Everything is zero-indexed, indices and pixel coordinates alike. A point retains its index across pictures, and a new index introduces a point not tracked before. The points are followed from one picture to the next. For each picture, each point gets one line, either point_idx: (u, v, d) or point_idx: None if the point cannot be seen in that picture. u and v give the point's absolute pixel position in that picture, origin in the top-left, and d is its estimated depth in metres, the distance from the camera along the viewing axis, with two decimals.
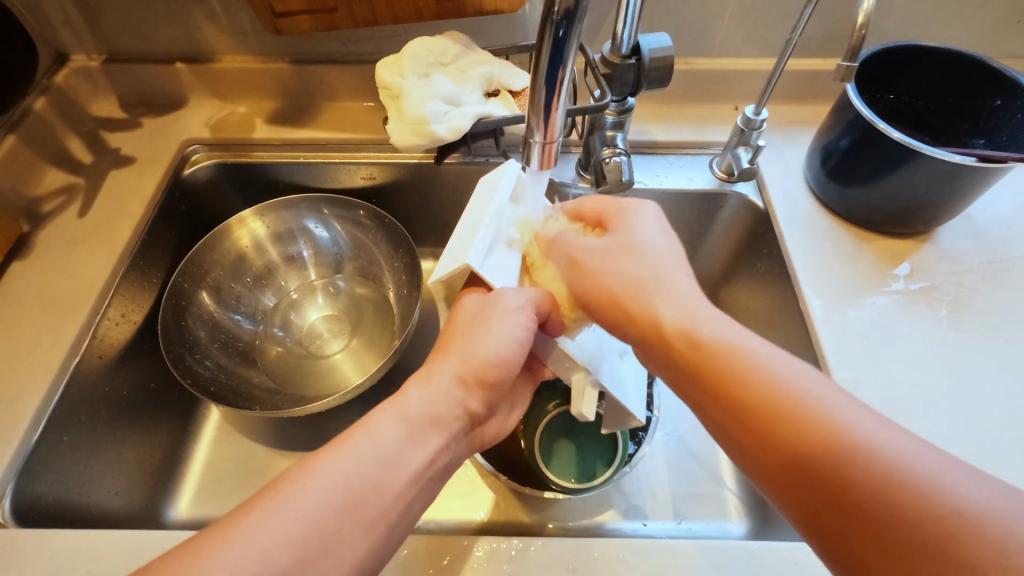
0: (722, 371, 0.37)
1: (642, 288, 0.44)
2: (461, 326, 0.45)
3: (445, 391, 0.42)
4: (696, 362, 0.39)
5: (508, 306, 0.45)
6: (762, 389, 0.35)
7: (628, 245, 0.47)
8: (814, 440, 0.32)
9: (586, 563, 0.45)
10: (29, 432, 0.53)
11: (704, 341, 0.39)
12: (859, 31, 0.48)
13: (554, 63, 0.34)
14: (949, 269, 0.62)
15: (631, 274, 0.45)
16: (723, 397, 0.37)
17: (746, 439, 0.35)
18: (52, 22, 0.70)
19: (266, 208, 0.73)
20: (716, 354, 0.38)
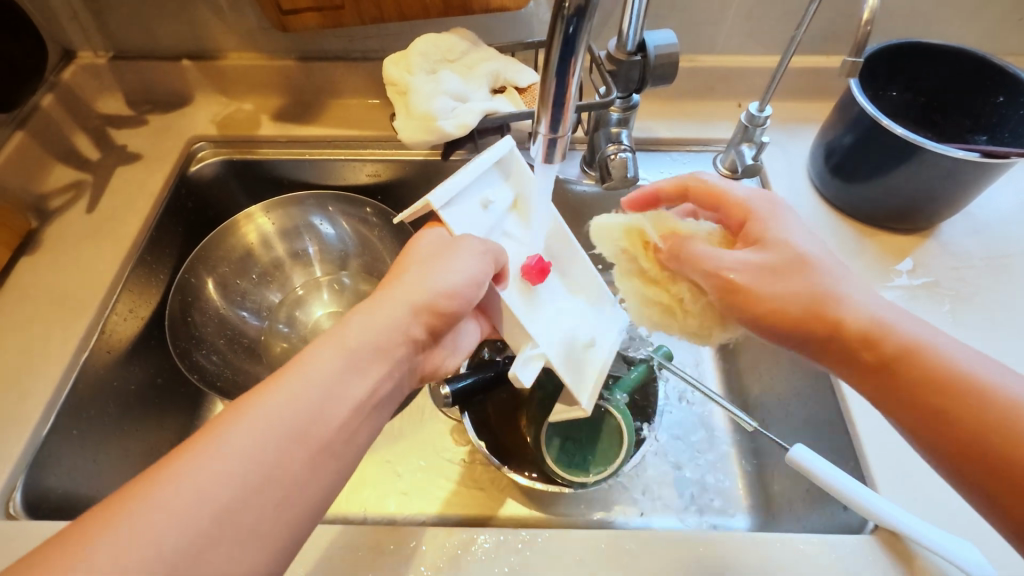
0: (910, 363, 0.39)
1: (821, 294, 0.43)
2: (413, 261, 0.45)
3: (388, 317, 0.41)
4: (869, 350, 0.41)
5: (465, 243, 0.44)
6: (957, 381, 0.37)
7: (814, 252, 0.45)
8: (1017, 433, 0.34)
9: (593, 554, 0.45)
10: (40, 424, 0.53)
11: (884, 332, 0.40)
12: (865, 27, 0.48)
13: (564, 58, 0.35)
14: (952, 264, 0.63)
15: (816, 280, 0.43)
16: (908, 390, 0.39)
17: (933, 433, 0.37)
18: (60, 19, 0.70)
19: (273, 204, 0.73)
20: (901, 349, 0.40)
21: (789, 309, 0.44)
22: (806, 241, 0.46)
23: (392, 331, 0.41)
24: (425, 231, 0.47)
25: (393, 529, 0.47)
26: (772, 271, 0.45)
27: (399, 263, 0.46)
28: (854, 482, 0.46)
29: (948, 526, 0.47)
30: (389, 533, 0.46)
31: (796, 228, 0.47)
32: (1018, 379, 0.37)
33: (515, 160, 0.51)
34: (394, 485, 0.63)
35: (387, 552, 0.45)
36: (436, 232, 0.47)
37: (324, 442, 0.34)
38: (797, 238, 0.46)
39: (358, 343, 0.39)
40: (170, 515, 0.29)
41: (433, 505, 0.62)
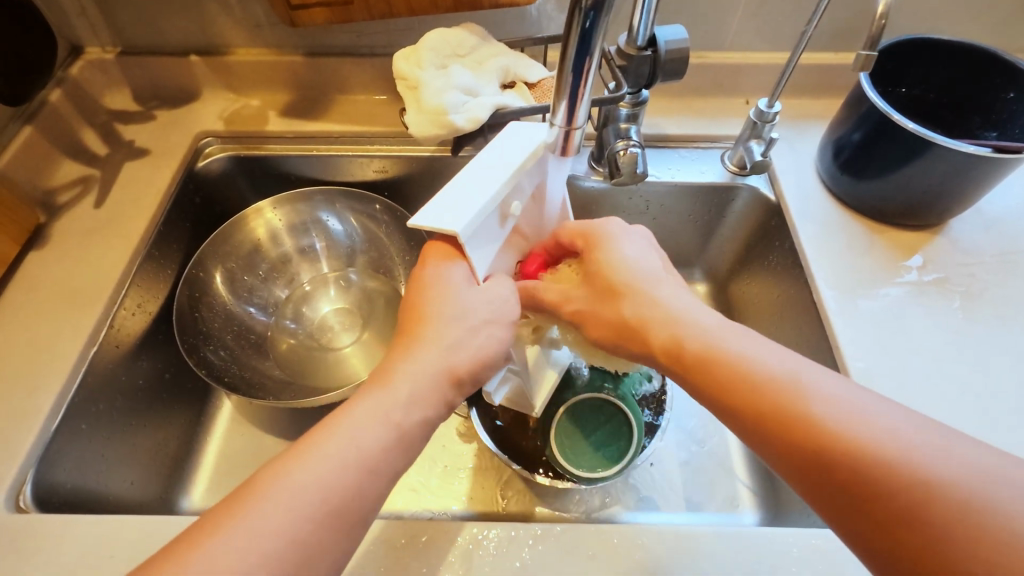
0: (731, 383, 0.37)
1: (648, 320, 0.42)
2: (443, 315, 0.42)
3: (427, 384, 0.40)
4: (698, 371, 0.39)
5: (501, 304, 0.44)
6: (783, 398, 0.35)
7: (633, 275, 0.44)
8: (836, 443, 0.32)
9: (604, 549, 0.45)
10: (49, 419, 0.53)
11: (714, 351, 0.39)
12: (879, 20, 0.48)
13: (580, 53, 0.35)
14: (962, 260, 0.63)
15: (641, 305, 0.42)
16: (737, 412, 0.37)
17: (778, 455, 0.35)
18: (68, 14, 0.70)
19: (282, 199, 0.73)
20: (727, 365, 0.38)
21: (634, 335, 0.43)
22: (626, 263, 0.45)
23: (436, 396, 0.40)
24: (447, 263, 0.43)
25: (404, 523, 0.46)
26: (618, 298, 0.44)
27: (420, 314, 0.42)
28: None
29: None
30: (401, 527, 0.46)
31: (620, 245, 0.46)
32: (838, 382, 0.35)
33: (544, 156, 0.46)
34: (402, 482, 0.63)
35: (398, 547, 0.45)
36: (457, 268, 0.43)
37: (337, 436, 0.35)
38: (612, 260, 0.45)
39: (398, 416, 0.38)
40: None
41: (441, 501, 0.62)
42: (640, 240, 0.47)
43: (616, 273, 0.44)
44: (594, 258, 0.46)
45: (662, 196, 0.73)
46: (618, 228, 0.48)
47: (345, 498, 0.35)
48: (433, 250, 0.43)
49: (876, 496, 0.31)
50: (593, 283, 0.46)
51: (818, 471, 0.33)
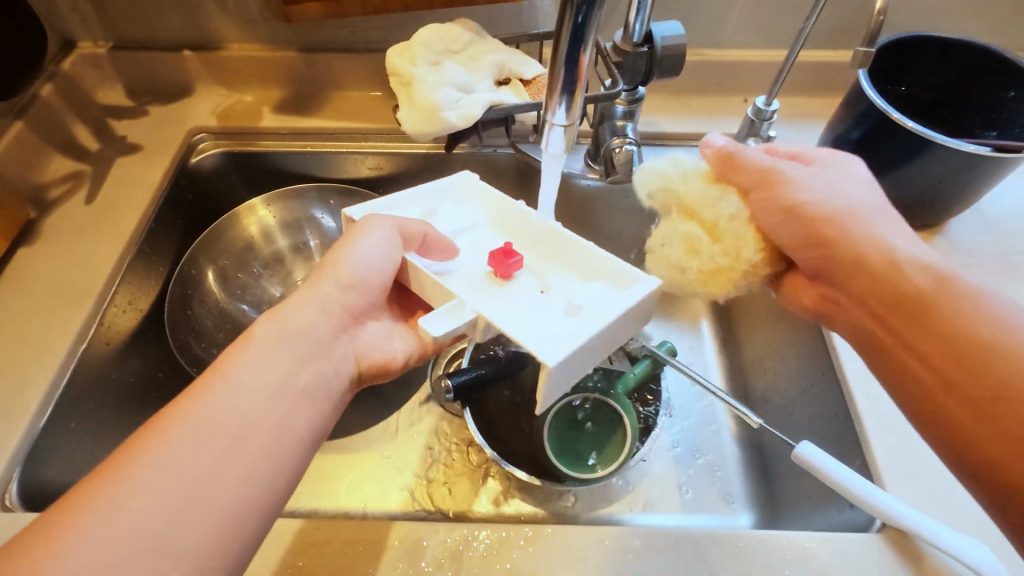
0: (945, 305, 0.35)
1: (858, 235, 0.40)
2: (325, 253, 0.47)
3: (307, 305, 0.43)
4: (863, 287, 0.39)
5: (373, 223, 0.46)
6: (996, 312, 0.33)
7: (854, 200, 0.42)
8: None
9: (595, 552, 0.45)
10: (37, 416, 0.53)
11: (922, 270, 0.37)
12: (877, 16, 0.47)
13: (573, 47, 0.35)
14: (962, 261, 0.62)
15: (864, 225, 0.40)
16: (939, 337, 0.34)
17: (952, 371, 0.33)
18: (60, 9, 0.70)
19: (274, 196, 0.74)
20: (936, 280, 0.36)
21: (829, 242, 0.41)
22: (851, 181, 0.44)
23: (314, 315, 0.43)
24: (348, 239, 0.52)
25: (394, 524, 0.46)
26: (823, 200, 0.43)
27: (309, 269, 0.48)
28: (864, 482, 0.45)
29: (959, 523, 0.46)
30: (390, 528, 0.46)
31: (830, 168, 0.45)
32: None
33: (470, 183, 0.56)
34: (395, 481, 0.63)
35: (389, 548, 0.45)
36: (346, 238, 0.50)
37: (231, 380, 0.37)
38: (795, 188, 0.43)
39: (274, 332, 0.41)
40: None
41: (434, 502, 0.61)
42: (833, 166, 0.46)
43: (793, 196, 0.43)
44: (771, 189, 0.44)
45: None
46: (831, 155, 0.47)
47: (226, 414, 0.35)
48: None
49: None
50: (795, 187, 0.44)
51: (994, 389, 0.31)
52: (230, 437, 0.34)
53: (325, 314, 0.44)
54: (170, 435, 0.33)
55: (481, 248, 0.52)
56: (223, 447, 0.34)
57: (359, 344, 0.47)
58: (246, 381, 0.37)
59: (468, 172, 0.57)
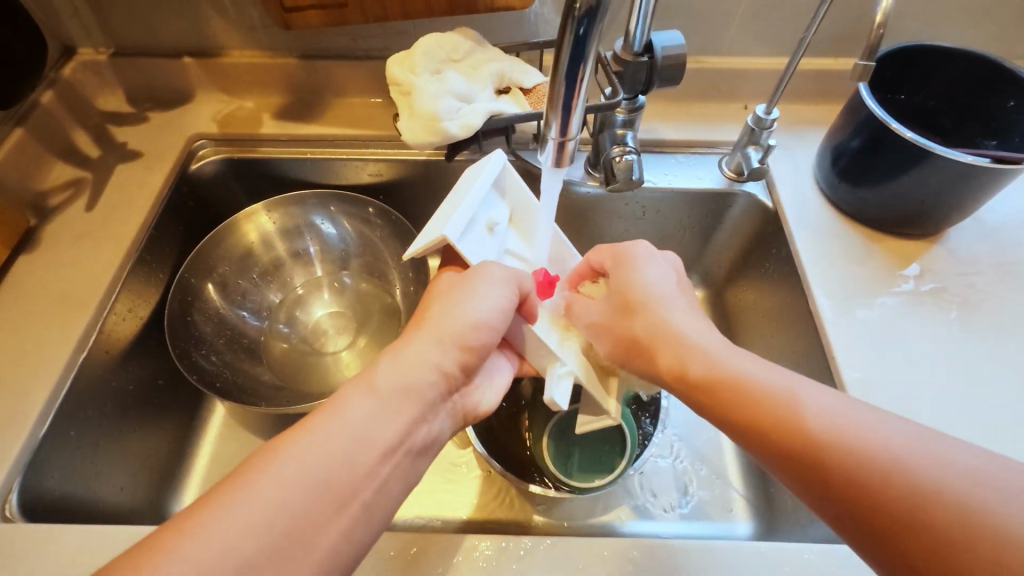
0: (721, 388, 0.41)
1: (652, 333, 0.47)
2: (442, 300, 0.47)
3: (425, 356, 0.44)
4: (720, 403, 0.41)
5: (494, 278, 0.47)
6: (782, 415, 0.37)
7: (647, 292, 0.49)
8: (843, 460, 0.33)
9: (595, 563, 0.45)
10: (37, 426, 0.53)
11: (712, 369, 0.42)
12: (877, 30, 0.47)
13: (574, 60, 0.35)
14: (960, 271, 0.62)
15: (645, 318, 0.48)
16: (729, 419, 0.40)
17: (789, 469, 0.36)
18: (60, 15, 0.70)
19: (275, 203, 0.72)
20: (723, 381, 0.41)
21: (639, 347, 0.48)
22: (642, 279, 0.50)
23: (431, 370, 0.44)
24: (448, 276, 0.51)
25: (394, 535, 0.46)
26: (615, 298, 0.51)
27: (423, 308, 0.49)
28: None
29: None
30: (389, 539, 0.46)
31: (635, 252, 0.53)
32: (860, 405, 0.36)
33: (509, 175, 0.53)
34: None
35: (388, 558, 0.45)
36: (454, 274, 0.51)
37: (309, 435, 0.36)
38: (636, 279, 0.50)
39: (397, 383, 0.41)
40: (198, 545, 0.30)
41: (434, 510, 0.62)
42: (663, 263, 0.52)
43: (649, 317, 0.48)
44: (618, 273, 0.52)
45: (658, 202, 0.73)
46: (645, 251, 0.53)
47: (336, 470, 0.36)
48: (437, 274, 0.52)
49: (891, 516, 0.31)
50: (623, 277, 0.51)
51: (812, 481, 0.34)
52: (337, 497, 0.35)
53: (439, 369, 0.44)
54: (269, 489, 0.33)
55: (510, 252, 0.55)
56: (326, 505, 0.35)
57: (463, 396, 0.49)
58: (358, 437, 0.38)
59: (504, 154, 0.51)
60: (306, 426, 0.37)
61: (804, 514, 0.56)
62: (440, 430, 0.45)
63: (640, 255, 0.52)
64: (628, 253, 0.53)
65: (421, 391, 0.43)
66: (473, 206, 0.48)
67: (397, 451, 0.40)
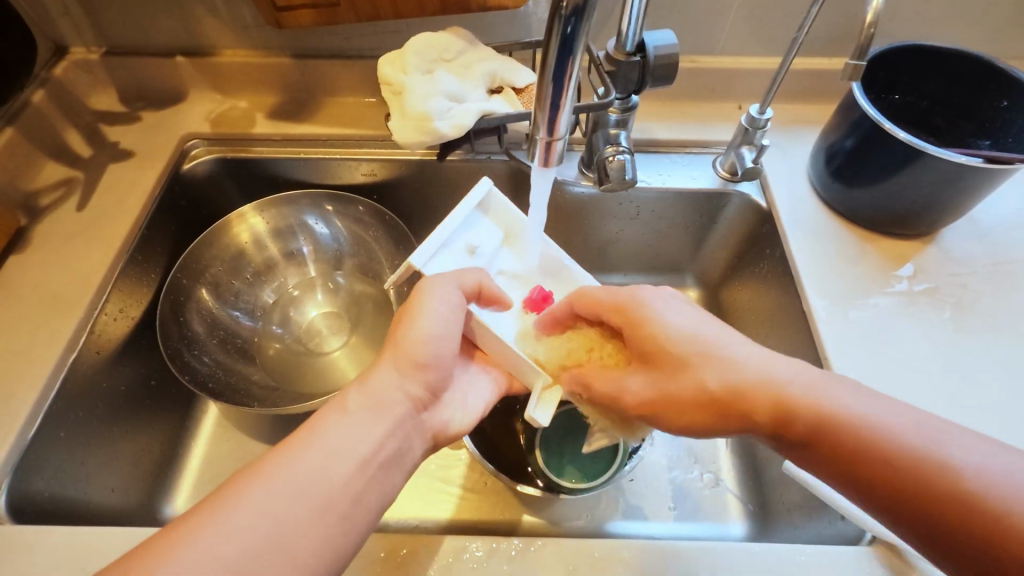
0: (844, 435, 0.37)
1: (733, 382, 0.42)
2: (393, 327, 0.47)
3: (387, 382, 0.43)
4: (810, 437, 0.38)
5: (437, 290, 0.46)
6: (908, 460, 0.34)
7: (689, 343, 0.44)
8: (975, 497, 0.32)
9: (586, 564, 0.44)
10: (25, 427, 0.52)
11: (837, 428, 0.37)
12: (868, 29, 0.47)
13: (561, 60, 0.34)
14: (954, 271, 0.62)
15: (710, 372, 0.43)
16: (832, 458, 0.38)
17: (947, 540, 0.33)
18: (51, 14, 0.69)
19: (266, 203, 0.72)
20: (842, 431, 0.37)
21: (717, 405, 0.42)
22: (675, 330, 0.45)
23: (392, 395, 0.43)
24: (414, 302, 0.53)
25: (383, 536, 0.46)
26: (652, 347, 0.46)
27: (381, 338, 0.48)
28: None
29: None
30: (380, 540, 0.45)
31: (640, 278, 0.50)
32: (956, 434, 0.35)
33: (493, 199, 0.57)
34: None
35: (378, 560, 0.45)
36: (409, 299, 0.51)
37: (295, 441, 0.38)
38: (654, 325, 0.46)
39: (363, 406, 0.42)
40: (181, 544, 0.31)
41: (428, 511, 0.61)
42: (671, 299, 0.48)
43: (715, 367, 0.43)
44: (629, 324, 0.47)
45: (653, 202, 0.72)
46: (652, 294, 0.48)
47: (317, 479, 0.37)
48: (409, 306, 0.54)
49: None
50: (651, 320, 0.46)
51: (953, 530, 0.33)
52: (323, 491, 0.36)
53: (400, 392, 0.44)
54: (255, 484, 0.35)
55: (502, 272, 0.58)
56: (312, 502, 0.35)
57: (436, 415, 0.48)
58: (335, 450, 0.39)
59: (491, 181, 0.56)
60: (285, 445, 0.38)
61: (798, 515, 0.56)
62: (417, 450, 0.44)
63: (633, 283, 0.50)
64: (632, 301, 0.48)
65: (388, 413, 0.42)
66: (448, 231, 0.53)
67: (372, 465, 0.40)
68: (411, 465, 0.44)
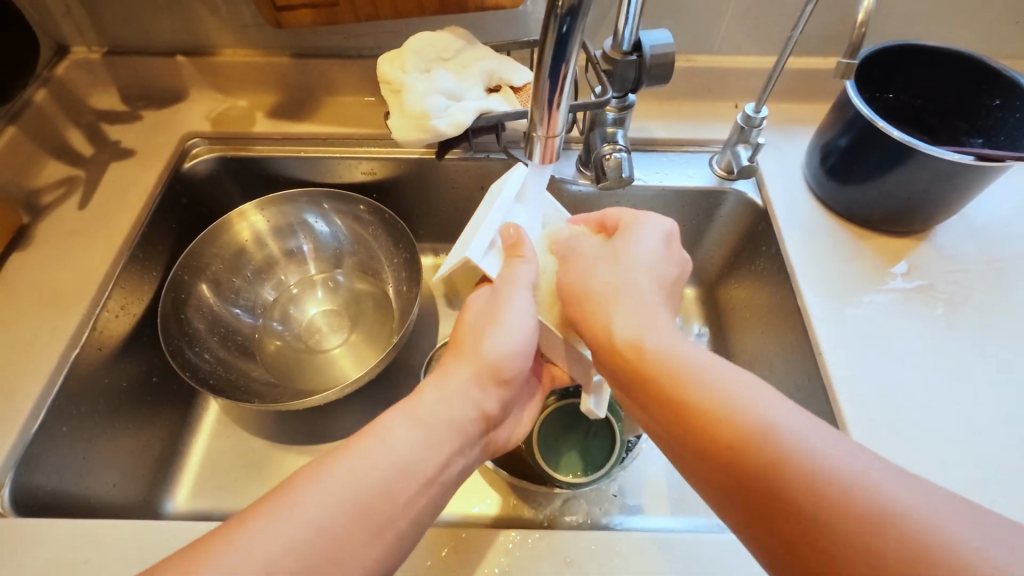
0: (674, 398, 0.37)
1: (616, 336, 0.42)
2: (473, 326, 0.48)
3: (465, 390, 0.44)
4: (672, 415, 0.37)
5: (516, 304, 0.48)
6: (712, 421, 0.34)
7: (608, 284, 0.45)
8: (795, 485, 0.30)
9: (582, 557, 0.45)
10: (29, 422, 0.53)
11: (679, 392, 0.36)
12: (860, 28, 0.48)
13: (556, 58, 0.35)
14: (947, 268, 0.63)
15: (609, 321, 0.43)
16: (662, 414, 0.37)
17: (732, 494, 0.33)
18: (53, 14, 0.70)
19: (266, 201, 0.73)
20: (690, 396, 0.36)
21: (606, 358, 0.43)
22: (612, 268, 0.46)
23: (472, 406, 0.44)
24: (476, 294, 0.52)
25: None
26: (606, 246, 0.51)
27: (459, 332, 0.49)
28: None
29: None
30: None
31: (638, 235, 0.49)
32: (858, 447, 0.30)
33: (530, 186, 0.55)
34: None
35: None
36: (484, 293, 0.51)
37: None
38: (623, 246, 0.49)
39: (441, 416, 0.42)
40: None
41: None
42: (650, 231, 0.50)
43: (620, 314, 0.43)
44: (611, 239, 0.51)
45: (650, 200, 0.73)
46: (635, 221, 0.51)
47: None
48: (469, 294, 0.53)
49: (773, 502, 0.30)
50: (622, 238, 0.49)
51: (741, 486, 0.32)
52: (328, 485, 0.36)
53: (473, 404, 0.44)
54: None
55: None
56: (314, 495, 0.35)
57: (497, 432, 0.49)
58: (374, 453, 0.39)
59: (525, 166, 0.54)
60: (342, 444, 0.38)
61: None
62: (471, 466, 0.46)
63: (628, 222, 0.51)
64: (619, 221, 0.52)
65: (460, 428, 0.43)
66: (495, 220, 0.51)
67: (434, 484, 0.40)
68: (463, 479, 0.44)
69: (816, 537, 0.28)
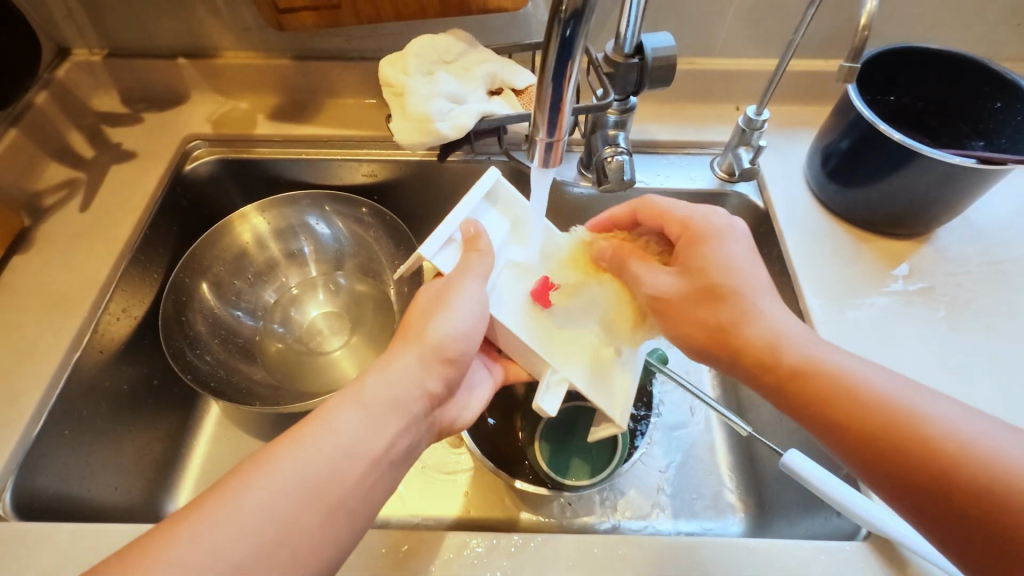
0: (818, 386, 0.41)
1: (744, 323, 0.46)
2: (420, 313, 0.47)
3: (409, 370, 0.43)
4: (818, 399, 0.41)
5: (463, 287, 0.47)
6: (864, 405, 0.38)
7: (735, 279, 0.47)
8: (953, 457, 0.34)
9: (584, 560, 0.45)
10: (31, 425, 0.53)
11: (817, 375, 0.41)
12: (863, 32, 0.48)
13: (560, 62, 0.35)
14: (948, 270, 0.63)
15: (736, 310, 0.46)
16: (808, 403, 0.41)
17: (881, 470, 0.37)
18: (54, 16, 0.70)
19: (267, 204, 0.73)
20: (826, 381, 0.40)
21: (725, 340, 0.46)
22: (727, 260, 0.48)
23: (415, 386, 0.43)
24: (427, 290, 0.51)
25: (386, 532, 0.46)
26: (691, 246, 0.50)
27: (405, 320, 0.48)
28: (846, 487, 0.46)
29: None
30: (382, 536, 0.46)
31: (725, 245, 0.49)
32: (982, 418, 0.36)
33: (501, 187, 0.56)
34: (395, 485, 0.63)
35: (378, 556, 0.45)
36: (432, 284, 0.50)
37: (307, 439, 0.37)
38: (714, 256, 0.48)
39: (383, 396, 0.41)
40: (185, 540, 0.31)
41: (430, 509, 0.62)
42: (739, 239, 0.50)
43: (740, 309, 0.46)
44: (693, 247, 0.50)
45: None
46: (721, 225, 0.50)
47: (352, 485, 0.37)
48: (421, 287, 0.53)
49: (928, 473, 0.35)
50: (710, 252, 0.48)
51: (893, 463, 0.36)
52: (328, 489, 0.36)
53: (417, 381, 0.44)
54: (262, 479, 0.35)
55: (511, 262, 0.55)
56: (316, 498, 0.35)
57: (444, 411, 0.48)
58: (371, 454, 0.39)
59: (497, 170, 0.54)
60: (292, 435, 0.37)
61: (795, 512, 0.57)
62: (421, 445, 0.45)
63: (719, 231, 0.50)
64: (705, 229, 0.50)
65: (407, 409, 0.42)
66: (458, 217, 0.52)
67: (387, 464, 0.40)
68: (416, 458, 0.44)
69: (974, 501, 0.33)
